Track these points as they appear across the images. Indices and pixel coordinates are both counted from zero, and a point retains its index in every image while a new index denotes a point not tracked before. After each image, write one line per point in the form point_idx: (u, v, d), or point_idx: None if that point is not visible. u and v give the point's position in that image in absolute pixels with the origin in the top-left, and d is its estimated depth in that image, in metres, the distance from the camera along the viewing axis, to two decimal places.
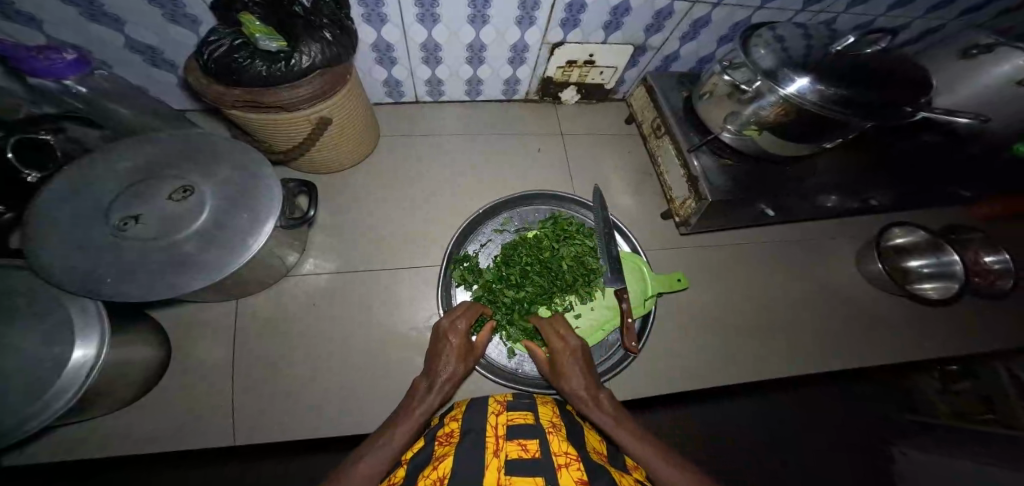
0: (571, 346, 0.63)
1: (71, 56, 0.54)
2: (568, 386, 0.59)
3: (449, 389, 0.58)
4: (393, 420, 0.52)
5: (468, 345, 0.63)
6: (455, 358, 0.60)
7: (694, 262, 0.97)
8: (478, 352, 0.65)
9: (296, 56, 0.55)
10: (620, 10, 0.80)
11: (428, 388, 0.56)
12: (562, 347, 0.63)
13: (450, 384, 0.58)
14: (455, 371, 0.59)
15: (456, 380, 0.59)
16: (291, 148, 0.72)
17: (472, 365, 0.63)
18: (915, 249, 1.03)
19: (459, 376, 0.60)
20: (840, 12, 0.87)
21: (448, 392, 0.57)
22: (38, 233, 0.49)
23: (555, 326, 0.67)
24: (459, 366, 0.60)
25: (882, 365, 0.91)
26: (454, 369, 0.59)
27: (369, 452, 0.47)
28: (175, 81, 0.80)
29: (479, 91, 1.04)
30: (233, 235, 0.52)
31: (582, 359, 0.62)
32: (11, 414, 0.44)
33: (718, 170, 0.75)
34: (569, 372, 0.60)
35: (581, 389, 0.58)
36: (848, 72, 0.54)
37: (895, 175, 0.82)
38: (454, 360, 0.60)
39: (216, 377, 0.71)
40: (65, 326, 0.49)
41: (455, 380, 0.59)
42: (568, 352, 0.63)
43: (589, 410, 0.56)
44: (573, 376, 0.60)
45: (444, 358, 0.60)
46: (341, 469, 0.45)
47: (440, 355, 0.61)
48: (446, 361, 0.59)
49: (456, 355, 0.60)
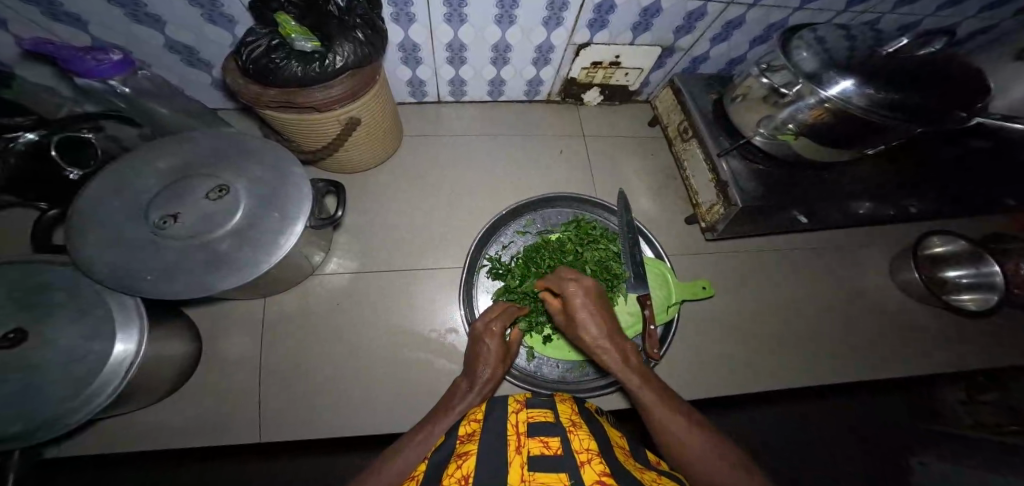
0: (581, 288, 0.55)
1: (117, 57, 0.55)
2: (584, 336, 0.53)
3: (490, 390, 0.59)
4: (433, 418, 0.54)
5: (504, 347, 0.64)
6: (495, 361, 0.61)
7: (719, 268, 0.95)
8: (512, 351, 0.67)
9: (330, 56, 0.55)
10: (650, 12, 0.78)
11: (467, 389, 0.57)
12: (571, 291, 0.54)
13: (490, 384, 0.58)
14: (494, 372, 0.59)
15: (495, 381, 0.59)
16: (320, 149, 0.72)
17: (508, 366, 0.64)
18: (955, 259, 0.99)
19: (496, 380, 0.60)
20: (883, 12, 0.84)
21: (485, 394, 0.58)
22: (81, 229, 0.50)
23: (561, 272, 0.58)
24: (498, 368, 0.60)
25: (913, 378, 0.88)
26: (491, 371, 0.59)
27: (406, 447, 0.49)
28: (209, 81, 0.82)
29: (501, 91, 1.04)
30: (264, 235, 0.52)
31: (596, 299, 0.54)
32: (52, 408, 0.45)
33: (748, 175, 0.73)
34: (580, 319, 0.53)
35: (601, 338, 0.52)
36: (897, 74, 0.52)
37: (937, 182, 0.78)
38: (492, 362, 0.60)
39: (244, 374, 0.72)
40: (106, 321, 0.50)
41: (492, 382, 0.59)
42: (579, 297, 0.54)
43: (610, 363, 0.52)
44: (590, 326, 0.53)
45: (482, 359, 0.60)
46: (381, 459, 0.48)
47: (478, 355, 0.61)
48: (486, 363, 0.60)
49: (496, 358, 0.61)
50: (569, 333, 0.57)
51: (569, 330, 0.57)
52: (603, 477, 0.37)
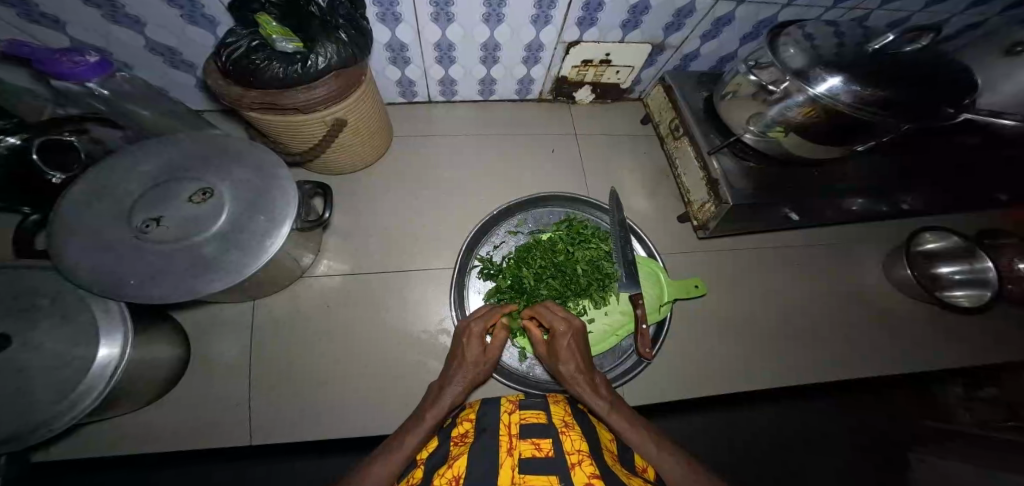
0: (570, 327, 0.61)
1: (94, 59, 0.55)
2: (562, 368, 0.58)
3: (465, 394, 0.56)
4: (409, 425, 0.51)
5: (484, 350, 0.61)
6: (472, 362, 0.59)
7: (712, 266, 0.95)
8: (494, 357, 0.62)
9: (313, 57, 0.55)
10: (639, 9, 0.78)
11: (441, 390, 0.55)
12: (560, 327, 0.61)
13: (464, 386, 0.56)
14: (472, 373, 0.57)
15: (468, 384, 0.56)
16: (307, 151, 0.72)
17: (488, 373, 0.61)
18: (946, 255, 0.98)
19: (471, 381, 0.57)
20: (872, 9, 0.83)
21: (461, 394, 0.55)
22: (62, 234, 0.49)
23: (552, 309, 0.64)
24: (475, 370, 0.58)
25: (906, 375, 0.88)
26: (466, 372, 0.57)
27: (382, 454, 0.47)
28: (193, 82, 0.81)
29: (492, 91, 1.03)
30: (250, 237, 0.52)
31: (578, 339, 0.60)
32: (36, 413, 0.44)
33: (739, 173, 0.72)
34: (562, 351, 0.58)
35: (578, 373, 0.56)
36: (886, 71, 0.51)
37: (930, 177, 0.78)
38: (467, 365, 0.58)
39: (234, 376, 0.72)
40: (90, 325, 0.49)
41: (469, 384, 0.57)
42: (566, 332, 0.60)
43: (586, 394, 0.54)
44: (570, 360, 0.58)
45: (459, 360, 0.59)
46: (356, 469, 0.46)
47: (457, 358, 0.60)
48: (462, 365, 0.58)
49: (473, 359, 0.59)
50: (551, 366, 0.62)
51: (550, 363, 0.62)
52: (593, 479, 0.37)
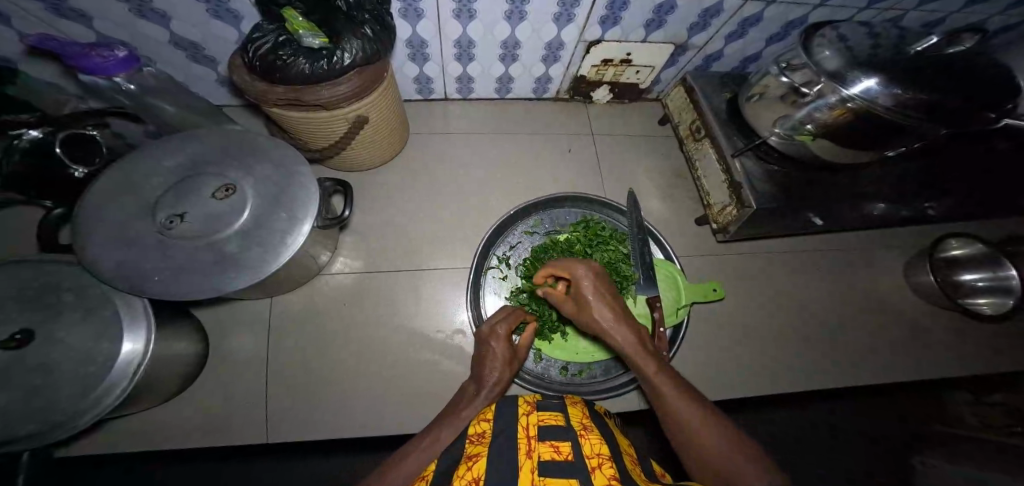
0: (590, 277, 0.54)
1: (122, 53, 0.54)
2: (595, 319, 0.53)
3: (498, 395, 0.58)
4: (441, 422, 0.54)
5: (512, 348, 0.62)
6: (501, 364, 0.59)
7: (729, 268, 0.94)
8: (521, 354, 0.65)
9: (339, 53, 0.54)
10: (664, 9, 0.77)
11: (474, 393, 0.57)
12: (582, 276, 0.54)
13: (496, 389, 0.57)
14: (501, 376, 0.58)
15: (502, 384, 0.58)
16: (327, 147, 0.71)
17: (517, 369, 0.63)
18: (969, 262, 0.97)
19: (506, 382, 0.58)
20: (906, 10, 0.82)
21: (494, 395, 0.57)
22: (87, 231, 0.49)
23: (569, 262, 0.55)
24: (505, 372, 0.59)
25: (925, 382, 0.87)
26: (499, 375, 0.58)
27: (416, 449, 0.49)
28: (214, 77, 0.81)
29: (509, 89, 1.02)
30: (272, 235, 0.51)
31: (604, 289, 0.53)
32: (63, 408, 0.44)
33: (764, 176, 0.71)
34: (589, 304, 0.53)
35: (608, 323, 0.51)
36: (923, 73, 0.50)
37: (957, 183, 0.76)
38: (498, 366, 0.59)
39: (251, 374, 0.72)
40: (113, 322, 0.49)
41: (501, 386, 0.58)
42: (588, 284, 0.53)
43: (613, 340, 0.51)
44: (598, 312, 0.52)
45: (490, 363, 0.60)
46: (392, 458, 0.49)
47: (485, 360, 0.60)
48: (492, 367, 0.59)
49: (502, 361, 0.60)
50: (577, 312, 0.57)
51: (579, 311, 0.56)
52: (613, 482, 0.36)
